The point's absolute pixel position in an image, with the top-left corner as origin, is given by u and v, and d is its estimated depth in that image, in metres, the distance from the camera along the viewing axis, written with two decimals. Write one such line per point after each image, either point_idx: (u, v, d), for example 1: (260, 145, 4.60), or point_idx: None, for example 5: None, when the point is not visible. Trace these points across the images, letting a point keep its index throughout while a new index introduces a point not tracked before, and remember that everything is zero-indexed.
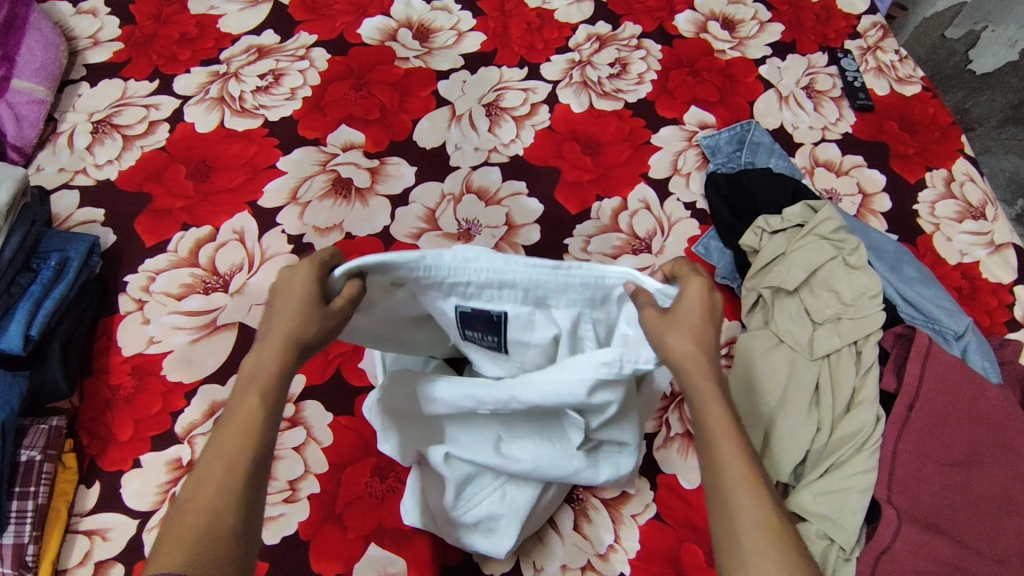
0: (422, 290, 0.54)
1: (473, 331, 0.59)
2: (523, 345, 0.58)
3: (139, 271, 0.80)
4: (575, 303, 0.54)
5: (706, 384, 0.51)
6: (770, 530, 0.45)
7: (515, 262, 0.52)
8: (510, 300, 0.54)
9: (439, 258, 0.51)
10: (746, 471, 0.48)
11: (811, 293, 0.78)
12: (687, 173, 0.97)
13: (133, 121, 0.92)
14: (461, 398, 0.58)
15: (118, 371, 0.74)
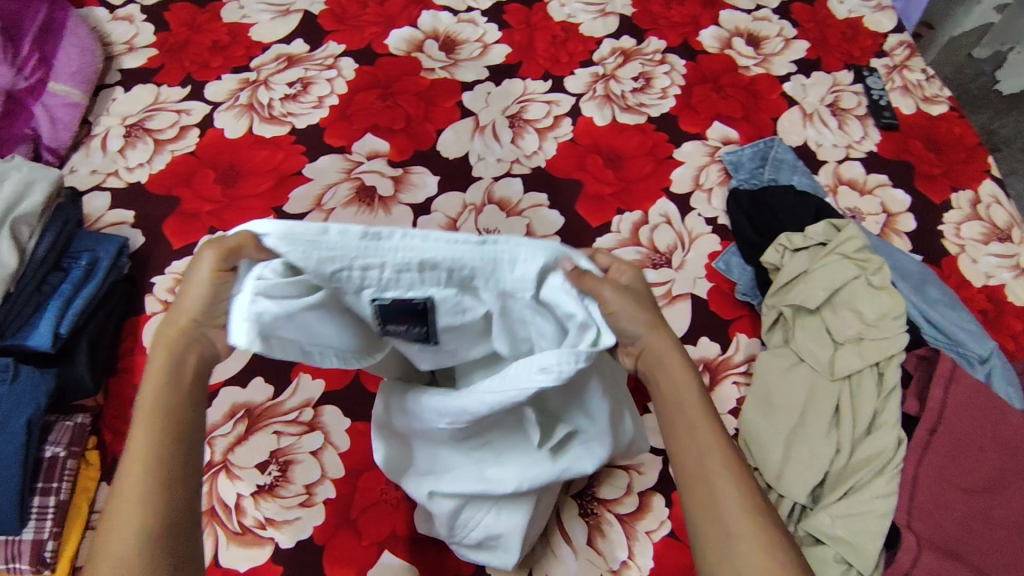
0: (331, 275, 0.47)
1: (398, 325, 0.52)
2: (453, 330, 0.53)
3: (166, 273, 0.81)
4: (505, 284, 0.50)
5: (685, 382, 0.55)
6: (752, 515, 0.50)
7: (433, 239, 0.47)
8: (433, 283, 0.49)
9: (344, 237, 0.46)
10: (726, 463, 0.52)
11: (833, 313, 0.78)
12: (709, 189, 0.97)
13: (164, 125, 0.94)
14: (435, 416, 0.56)
15: (142, 370, 0.75)
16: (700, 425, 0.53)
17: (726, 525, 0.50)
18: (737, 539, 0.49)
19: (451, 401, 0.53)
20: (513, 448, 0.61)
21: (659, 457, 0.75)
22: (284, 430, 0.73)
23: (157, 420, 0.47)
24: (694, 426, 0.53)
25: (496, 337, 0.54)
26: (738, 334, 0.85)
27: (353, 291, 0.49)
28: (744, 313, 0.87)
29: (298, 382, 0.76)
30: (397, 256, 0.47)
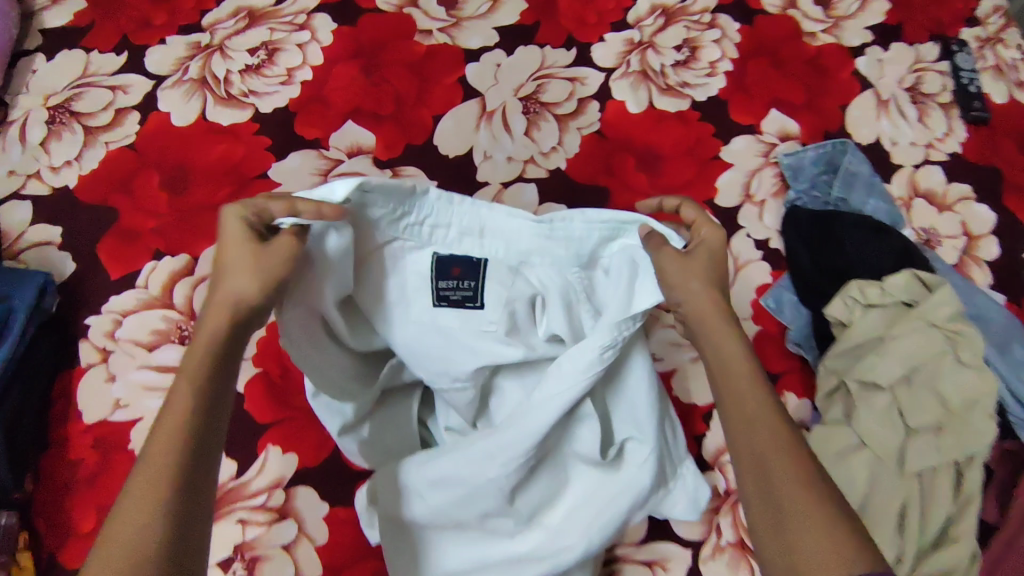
0: (394, 233, 0.53)
1: (445, 284, 0.55)
2: (499, 300, 0.56)
3: (102, 312, 0.67)
4: (561, 264, 0.55)
5: (731, 355, 0.54)
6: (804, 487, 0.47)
7: (498, 211, 0.54)
8: (493, 251, 0.55)
9: (425, 195, 0.53)
10: (770, 430, 0.50)
11: (908, 391, 0.65)
12: (761, 201, 0.81)
13: (97, 107, 0.75)
14: (491, 467, 0.54)
15: (80, 443, 0.64)
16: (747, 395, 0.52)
17: (775, 497, 0.47)
18: (793, 512, 0.46)
19: (519, 440, 0.53)
20: (558, 515, 0.57)
21: (688, 551, 0.66)
22: (251, 518, 0.63)
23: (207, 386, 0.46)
24: (738, 399, 0.52)
25: (537, 327, 0.58)
26: (787, 393, 0.73)
27: (414, 245, 0.55)
28: (793, 365, 0.74)
29: (266, 457, 0.65)
30: (463, 220, 0.54)
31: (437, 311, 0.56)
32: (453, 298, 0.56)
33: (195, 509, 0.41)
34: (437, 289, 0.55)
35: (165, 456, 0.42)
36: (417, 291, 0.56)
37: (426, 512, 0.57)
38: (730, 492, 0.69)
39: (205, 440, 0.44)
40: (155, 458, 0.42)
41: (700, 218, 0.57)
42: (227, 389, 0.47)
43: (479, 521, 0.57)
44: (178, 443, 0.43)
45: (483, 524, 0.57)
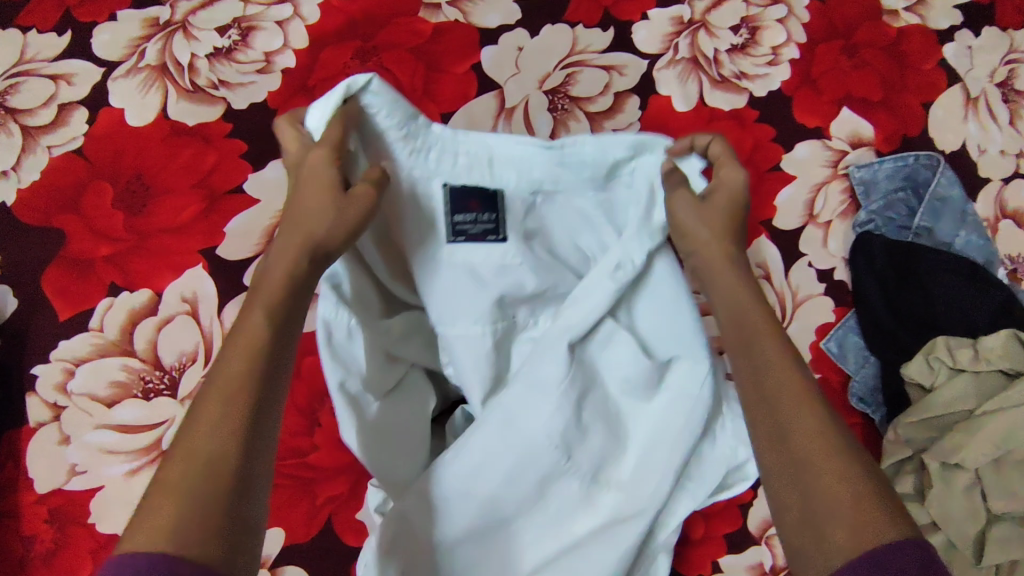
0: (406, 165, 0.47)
1: (464, 217, 0.49)
2: (520, 229, 0.50)
3: (52, 360, 0.57)
4: (581, 191, 0.51)
5: (736, 296, 0.45)
6: (828, 447, 0.36)
7: (514, 140, 0.49)
8: (508, 178, 0.49)
9: (427, 126, 0.47)
10: (787, 378, 0.40)
11: (995, 472, 0.56)
12: (827, 222, 0.69)
13: (37, 102, 0.63)
14: (537, 426, 0.48)
15: (28, 516, 0.54)
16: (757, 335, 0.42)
17: (795, 454, 0.37)
18: (816, 480, 0.35)
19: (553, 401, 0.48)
20: (623, 465, 0.49)
21: None
22: None
23: (282, 306, 0.37)
24: (747, 343, 0.42)
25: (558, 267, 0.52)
26: None
27: (422, 178, 0.48)
28: (854, 422, 0.64)
29: None
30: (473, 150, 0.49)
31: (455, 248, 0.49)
32: (473, 231, 0.49)
33: (260, 447, 0.33)
34: (451, 222, 0.49)
35: (233, 394, 0.33)
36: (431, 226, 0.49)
37: (461, 498, 0.48)
38: None
39: (279, 366, 0.36)
40: (226, 379, 0.34)
41: (722, 155, 0.51)
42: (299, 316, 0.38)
43: (538, 494, 0.48)
44: (248, 363, 0.34)
45: (542, 497, 0.48)
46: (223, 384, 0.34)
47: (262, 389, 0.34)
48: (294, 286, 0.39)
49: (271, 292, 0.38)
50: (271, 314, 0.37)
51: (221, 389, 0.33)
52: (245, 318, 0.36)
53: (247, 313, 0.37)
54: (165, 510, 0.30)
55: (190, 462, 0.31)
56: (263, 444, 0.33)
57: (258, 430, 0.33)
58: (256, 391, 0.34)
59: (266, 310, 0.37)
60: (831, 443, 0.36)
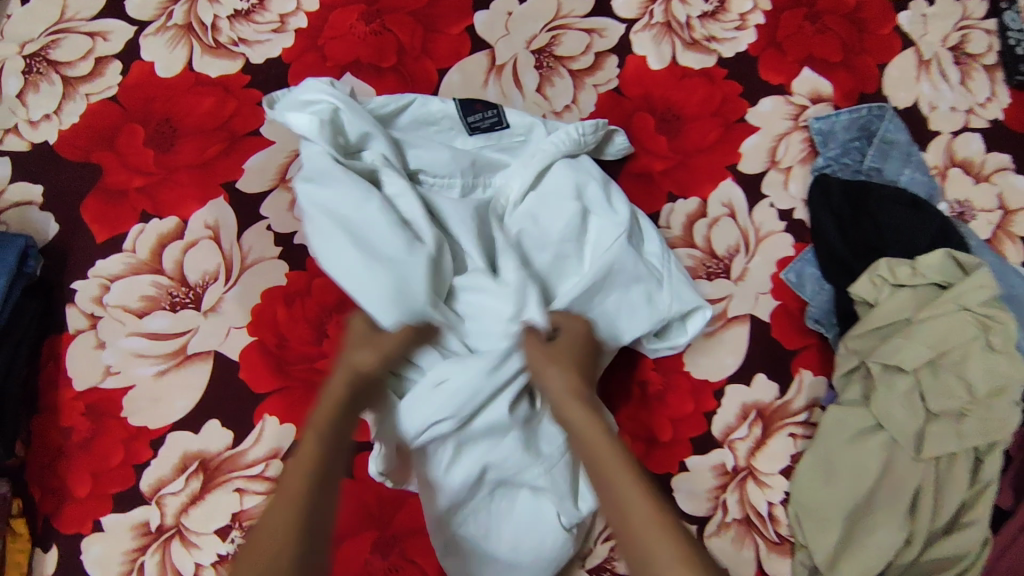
0: (429, 108, 0.69)
1: (474, 115, 0.69)
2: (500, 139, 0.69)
3: (89, 276, 0.64)
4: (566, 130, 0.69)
5: (594, 435, 0.52)
6: (667, 531, 0.45)
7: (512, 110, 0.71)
8: (517, 113, 0.70)
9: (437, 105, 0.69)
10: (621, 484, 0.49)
11: (932, 375, 0.62)
12: (788, 168, 0.76)
13: (75, 56, 0.71)
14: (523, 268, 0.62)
15: (69, 409, 0.61)
16: (595, 450, 0.51)
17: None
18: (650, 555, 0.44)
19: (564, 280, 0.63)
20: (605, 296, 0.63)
21: (693, 527, 0.66)
22: (248, 487, 0.61)
23: (330, 430, 0.53)
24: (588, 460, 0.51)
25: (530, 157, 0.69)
26: (802, 371, 0.70)
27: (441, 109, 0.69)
28: (811, 342, 0.71)
29: (262, 426, 0.62)
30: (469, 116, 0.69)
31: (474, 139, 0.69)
32: (483, 122, 0.69)
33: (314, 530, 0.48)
34: (467, 121, 0.69)
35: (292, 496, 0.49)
36: (458, 129, 0.69)
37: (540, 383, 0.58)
38: (739, 469, 0.67)
39: (332, 480, 0.51)
40: (290, 495, 0.49)
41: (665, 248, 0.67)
42: (344, 437, 0.54)
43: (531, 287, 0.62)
44: (304, 492, 0.49)
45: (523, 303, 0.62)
46: (292, 505, 0.48)
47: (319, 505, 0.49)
48: (335, 421, 0.54)
49: (321, 423, 0.53)
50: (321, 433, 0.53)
51: (295, 507, 0.48)
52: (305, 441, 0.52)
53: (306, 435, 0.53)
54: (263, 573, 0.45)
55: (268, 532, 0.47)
56: (320, 534, 0.48)
57: (320, 526, 0.49)
58: (312, 506, 0.49)
59: (321, 432, 0.53)
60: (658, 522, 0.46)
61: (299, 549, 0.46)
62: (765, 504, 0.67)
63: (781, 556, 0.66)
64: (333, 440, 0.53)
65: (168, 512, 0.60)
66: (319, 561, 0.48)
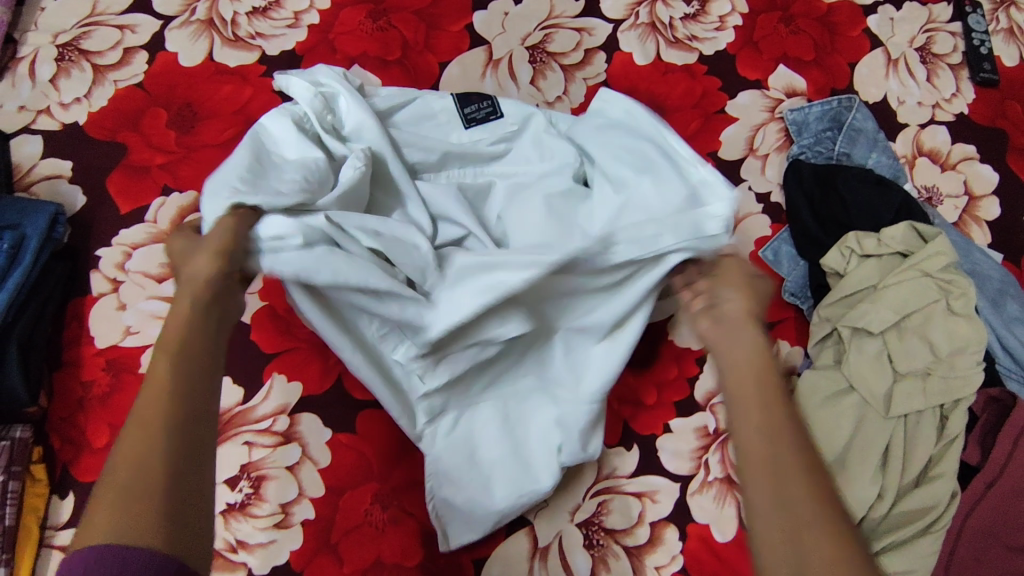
0: (426, 99, 0.74)
1: (472, 107, 0.74)
2: (494, 127, 0.74)
3: (113, 244, 0.69)
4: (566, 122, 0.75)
5: (763, 373, 0.48)
6: (808, 481, 0.41)
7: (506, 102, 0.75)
8: (511, 105, 0.75)
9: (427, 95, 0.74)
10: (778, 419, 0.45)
11: (898, 337, 0.66)
12: (765, 155, 0.81)
13: (105, 46, 0.77)
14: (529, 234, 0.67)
15: (91, 365, 0.65)
16: (760, 380, 0.47)
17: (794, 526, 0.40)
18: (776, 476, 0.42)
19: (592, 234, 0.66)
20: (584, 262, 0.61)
21: (677, 484, 0.68)
22: (257, 441, 0.65)
23: (192, 321, 0.46)
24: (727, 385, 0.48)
25: (523, 144, 0.74)
26: (780, 341, 0.74)
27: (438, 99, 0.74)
28: (788, 314, 0.75)
29: (270, 385, 0.67)
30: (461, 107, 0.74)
31: (471, 129, 0.74)
32: (479, 113, 0.74)
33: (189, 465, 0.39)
34: (464, 113, 0.74)
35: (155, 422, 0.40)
36: (455, 120, 0.74)
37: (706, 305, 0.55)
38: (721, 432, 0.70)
39: (206, 366, 0.44)
40: (151, 387, 0.41)
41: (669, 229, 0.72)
42: (216, 330, 0.47)
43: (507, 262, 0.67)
44: (170, 380, 0.42)
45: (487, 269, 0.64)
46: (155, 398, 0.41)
47: (196, 392, 0.42)
48: (201, 314, 0.47)
49: (183, 315, 0.46)
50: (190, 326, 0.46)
51: (162, 396, 0.41)
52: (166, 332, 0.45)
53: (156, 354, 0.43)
54: (123, 470, 0.38)
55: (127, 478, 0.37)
56: (197, 435, 0.41)
57: (195, 414, 0.41)
58: (183, 395, 0.41)
59: (192, 326, 0.46)
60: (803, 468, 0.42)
61: (167, 435, 0.39)
62: None
63: None
64: (204, 332, 0.46)
65: None
66: (201, 449, 0.41)
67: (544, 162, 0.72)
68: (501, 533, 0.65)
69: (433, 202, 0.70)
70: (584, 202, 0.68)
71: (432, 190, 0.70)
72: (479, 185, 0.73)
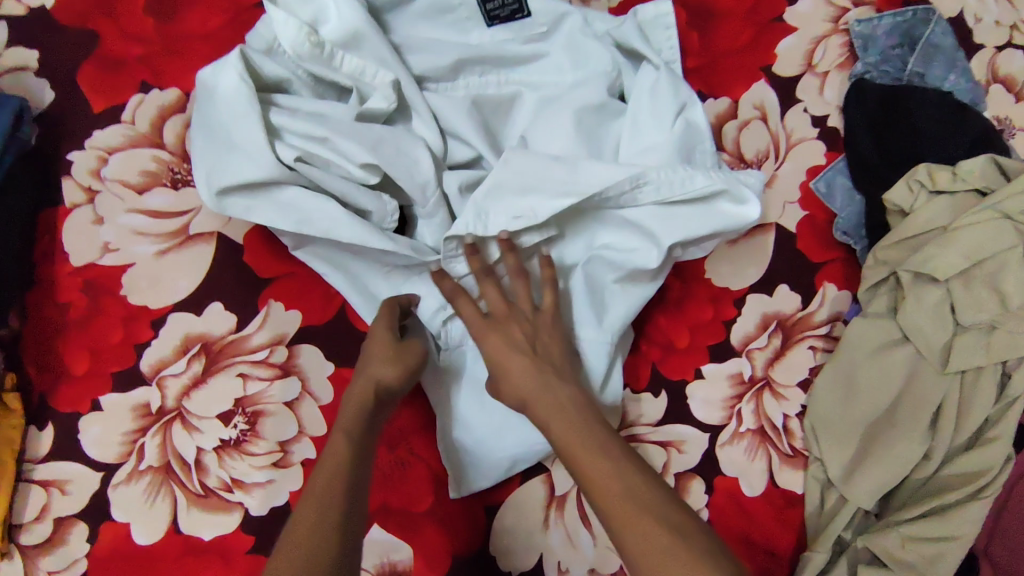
0: None
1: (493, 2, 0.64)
2: (516, 29, 0.64)
3: (86, 148, 0.61)
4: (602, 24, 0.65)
5: (557, 411, 0.49)
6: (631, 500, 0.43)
7: None
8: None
9: None
10: (597, 452, 0.46)
11: (964, 286, 0.60)
12: (824, 73, 0.72)
13: None
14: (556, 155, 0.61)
15: (67, 285, 0.59)
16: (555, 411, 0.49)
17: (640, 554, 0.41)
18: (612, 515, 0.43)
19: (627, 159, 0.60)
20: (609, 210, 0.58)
21: (706, 435, 0.64)
22: (253, 373, 0.59)
23: (360, 433, 0.49)
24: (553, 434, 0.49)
25: (552, 51, 0.64)
26: (826, 285, 0.67)
27: None
28: (837, 255, 0.68)
29: (267, 312, 0.60)
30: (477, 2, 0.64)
31: (493, 30, 0.64)
32: (503, 11, 0.64)
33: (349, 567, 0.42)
34: (485, 11, 0.64)
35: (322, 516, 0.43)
36: (474, 18, 0.64)
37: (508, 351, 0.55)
38: (756, 380, 0.65)
39: (364, 474, 0.47)
40: (321, 497, 0.44)
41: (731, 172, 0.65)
42: (371, 444, 0.49)
43: None
44: (338, 490, 0.45)
45: None
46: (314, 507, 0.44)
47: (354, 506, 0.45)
48: (364, 420, 0.50)
49: (349, 420, 0.50)
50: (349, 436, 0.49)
51: (322, 505, 0.44)
52: (332, 442, 0.48)
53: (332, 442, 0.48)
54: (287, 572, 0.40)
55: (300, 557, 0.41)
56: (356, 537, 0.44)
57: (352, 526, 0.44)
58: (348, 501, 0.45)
59: (350, 438, 0.48)
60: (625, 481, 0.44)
61: (337, 542, 0.42)
62: (781, 416, 0.64)
63: (793, 469, 0.64)
64: (361, 444, 0.48)
65: (169, 394, 0.58)
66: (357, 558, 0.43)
67: (576, 71, 0.64)
68: (516, 479, 0.61)
69: (442, 115, 0.62)
70: (615, 118, 0.63)
71: (445, 105, 0.62)
72: (502, 96, 0.64)
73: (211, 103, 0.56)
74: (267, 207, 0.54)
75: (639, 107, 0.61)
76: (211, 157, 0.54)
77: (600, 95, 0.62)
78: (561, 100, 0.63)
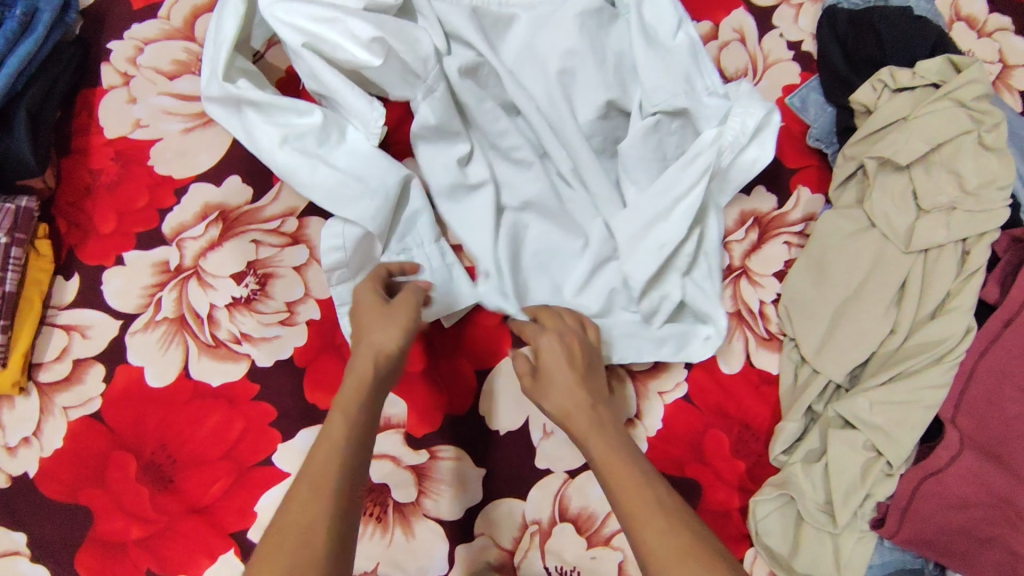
0: None
1: None
2: None
3: (124, 38, 0.68)
4: None
5: (591, 430, 0.53)
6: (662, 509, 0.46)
7: None
8: None
9: None
10: (624, 463, 0.50)
11: (925, 172, 0.64)
12: (799, 4, 0.78)
13: None
14: (565, 78, 0.66)
15: (98, 154, 0.65)
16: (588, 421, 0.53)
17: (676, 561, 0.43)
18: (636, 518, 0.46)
19: (643, 61, 0.66)
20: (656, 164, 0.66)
21: None
22: (264, 240, 0.64)
23: (361, 413, 0.49)
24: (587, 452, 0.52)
25: None
26: (800, 188, 0.72)
27: None
28: (813, 162, 0.73)
29: (280, 186, 0.65)
30: None
31: None
32: None
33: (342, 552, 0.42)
34: None
35: (315, 498, 0.44)
36: None
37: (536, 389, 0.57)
38: (734, 268, 0.70)
39: (361, 463, 0.47)
40: (317, 474, 0.45)
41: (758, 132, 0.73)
42: (373, 416, 0.50)
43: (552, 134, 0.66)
44: (332, 486, 0.44)
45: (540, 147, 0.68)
46: (307, 502, 0.43)
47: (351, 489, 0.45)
48: (363, 401, 0.50)
49: (351, 402, 0.50)
50: (351, 417, 0.49)
51: (317, 479, 0.45)
52: (331, 423, 0.48)
53: (332, 417, 0.49)
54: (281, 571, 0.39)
55: (293, 528, 0.42)
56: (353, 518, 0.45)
57: (349, 519, 0.44)
58: (344, 495, 0.45)
59: (350, 414, 0.49)
60: (656, 501, 0.47)
61: (334, 519, 0.43)
62: (757, 302, 0.69)
63: (769, 351, 0.67)
64: (361, 421, 0.49)
65: (187, 254, 0.63)
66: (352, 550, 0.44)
67: None
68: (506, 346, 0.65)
69: (447, 20, 0.66)
70: (613, 22, 0.68)
71: (445, 9, 0.66)
72: (501, 13, 0.68)
73: (218, 26, 0.62)
74: (258, 104, 0.61)
75: (633, 14, 0.67)
76: (222, 53, 0.61)
77: (596, 0, 0.67)
78: (556, 13, 0.67)
